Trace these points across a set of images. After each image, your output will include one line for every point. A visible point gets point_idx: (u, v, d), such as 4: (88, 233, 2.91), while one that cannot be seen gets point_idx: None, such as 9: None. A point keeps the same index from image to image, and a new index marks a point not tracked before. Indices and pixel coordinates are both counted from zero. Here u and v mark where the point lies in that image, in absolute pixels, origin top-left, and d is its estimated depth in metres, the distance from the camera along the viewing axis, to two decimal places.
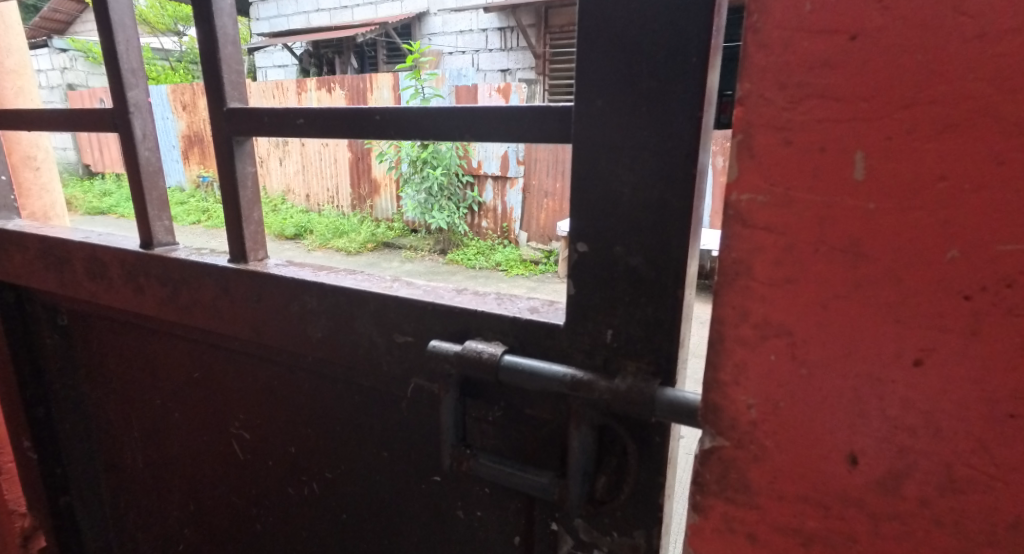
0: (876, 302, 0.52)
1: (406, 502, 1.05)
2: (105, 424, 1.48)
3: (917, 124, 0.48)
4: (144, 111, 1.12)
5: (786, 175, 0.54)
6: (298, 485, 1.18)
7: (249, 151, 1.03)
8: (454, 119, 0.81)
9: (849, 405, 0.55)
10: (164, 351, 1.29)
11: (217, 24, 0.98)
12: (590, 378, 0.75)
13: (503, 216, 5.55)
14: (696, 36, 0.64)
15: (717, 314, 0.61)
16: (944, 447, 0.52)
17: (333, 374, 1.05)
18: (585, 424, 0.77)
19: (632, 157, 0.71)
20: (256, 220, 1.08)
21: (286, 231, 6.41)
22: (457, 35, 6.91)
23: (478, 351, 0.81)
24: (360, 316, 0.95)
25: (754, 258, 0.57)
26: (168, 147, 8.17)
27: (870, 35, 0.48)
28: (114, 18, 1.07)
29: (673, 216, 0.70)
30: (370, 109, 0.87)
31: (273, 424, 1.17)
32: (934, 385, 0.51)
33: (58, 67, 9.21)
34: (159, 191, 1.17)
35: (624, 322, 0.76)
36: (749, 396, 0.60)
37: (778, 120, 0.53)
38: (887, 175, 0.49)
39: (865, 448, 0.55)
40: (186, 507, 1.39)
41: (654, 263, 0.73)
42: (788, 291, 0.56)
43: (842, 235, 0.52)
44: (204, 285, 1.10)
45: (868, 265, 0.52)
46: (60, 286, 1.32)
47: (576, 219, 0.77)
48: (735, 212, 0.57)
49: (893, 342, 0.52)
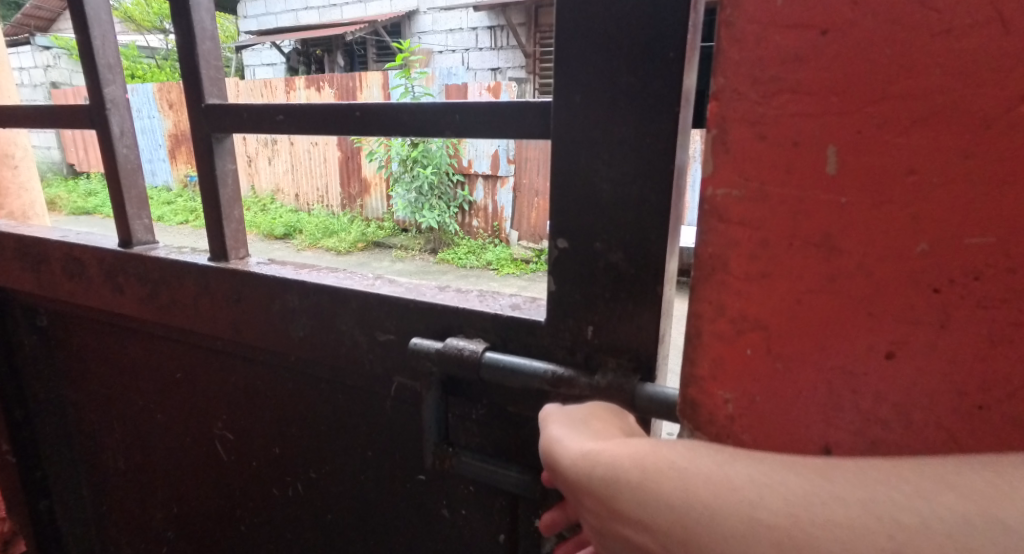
0: (848, 296, 0.52)
1: (391, 501, 1.04)
2: (86, 425, 1.46)
3: (888, 119, 0.48)
4: (121, 107, 1.11)
5: (760, 170, 0.54)
6: (282, 486, 1.17)
7: (229, 148, 1.02)
8: (435, 115, 0.80)
9: (824, 399, 0.55)
10: (145, 351, 1.27)
11: (195, 20, 0.97)
12: (572, 374, 0.75)
13: (493, 215, 5.54)
14: (673, 32, 0.64)
15: (694, 309, 0.61)
16: (916, 440, 0.52)
17: (315, 372, 1.04)
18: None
19: (612, 154, 0.71)
20: (237, 217, 1.07)
21: (275, 231, 6.38)
22: (446, 34, 6.87)
23: (459, 348, 0.81)
24: (342, 314, 0.94)
25: (730, 253, 0.57)
26: (154, 146, 8.09)
27: (841, 29, 0.48)
28: (91, 13, 1.06)
29: (652, 212, 0.70)
30: (351, 105, 0.86)
31: (257, 423, 1.16)
32: (906, 378, 0.52)
33: (43, 65, 9.10)
34: (137, 189, 1.16)
35: (604, 319, 0.76)
36: (726, 390, 0.61)
37: (752, 114, 0.53)
38: (859, 169, 0.50)
39: (840, 441, 0.56)
40: (169, 509, 1.38)
41: (634, 259, 0.73)
42: (763, 286, 0.56)
43: (815, 229, 0.53)
44: (185, 284, 1.09)
45: (841, 258, 0.52)
46: (38, 286, 1.30)
47: (556, 215, 0.77)
48: (711, 207, 0.57)
49: (866, 335, 0.52)
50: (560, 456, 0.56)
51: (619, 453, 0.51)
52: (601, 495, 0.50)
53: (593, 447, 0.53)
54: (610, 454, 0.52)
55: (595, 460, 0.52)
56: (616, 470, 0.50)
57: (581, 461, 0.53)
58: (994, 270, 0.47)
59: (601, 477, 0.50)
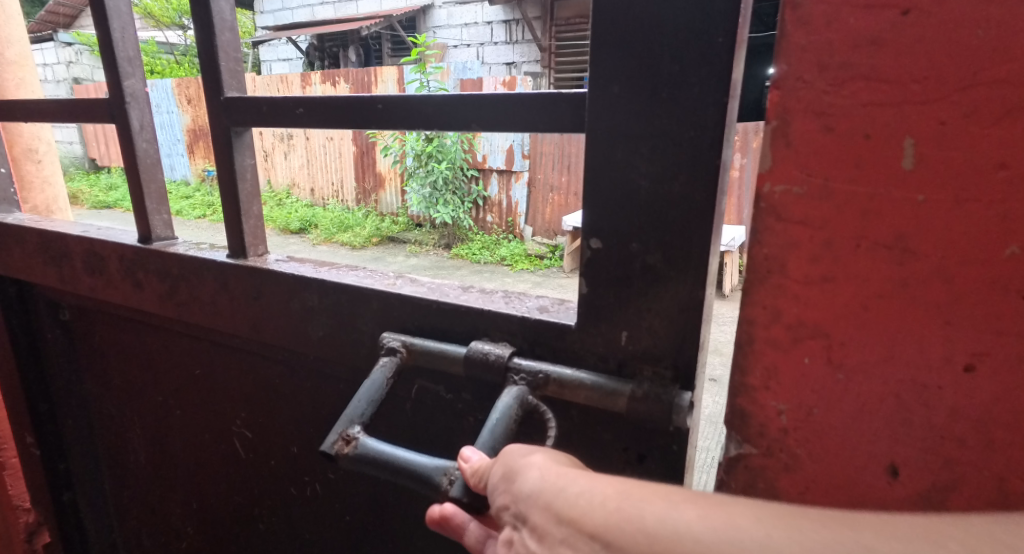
0: (923, 303, 0.48)
1: (413, 505, 1.01)
2: (107, 420, 1.46)
3: (975, 109, 0.44)
4: (141, 101, 1.08)
5: (825, 165, 0.50)
6: (301, 485, 1.15)
7: (248, 142, 0.99)
8: (460, 107, 0.76)
9: (891, 414, 0.51)
10: (165, 348, 1.25)
11: (214, 9, 0.94)
12: (607, 383, 0.71)
13: (508, 210, 5.49)
14: (723, 18, 0.60)
15: (745, 315, 0.57)
16: (995, 461, 0.48)
17: (335, 373, 1.01)
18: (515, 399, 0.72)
19: (651, 149, 0.67)
20: (255, 214, 1.04)
21: (291, 225, 6.39)
22: (462, 27, 6.82)
23: (485, 353, 0.77)
24: (363, 314, 0.91)
25: (787, 255, 0.53)
26: (173, 141, 8.15)
27: (925, 9, 0.44)
28: (110, 4, 1.04)
29: (695, 211, 0.66)
30: (373, 97, 0.82)
31: (276, 422, 1.14)
32: (987, 393, 0.47)
33: (64, 60, 9.20)
34: (157, 183, 1.13)
35: (640, 324, 0.72)
36: (779, 402, 0.57)
37: (818, 104, 0.49)
38: (940, 164, 0.45)
39: (908, 459, 0.52)
40: (188, 506, 1.37)
41: (673, 261, 0.68)
42: (824, 290, 0.52)
43: (887, 231, 0.48)
44: (204, 280, 1.06)
45: (916, 261, 0.48)
46: (59, 281, 1.29)
47: (588, 214, 0.73)
48: (768, 205, 0.53)
49: (942, 346, 0.48)
50: (521, 471, 0.49)
51: (590, 479, 0.43)
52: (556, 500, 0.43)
53: (563, 468, 0.47)
54: (578, 475, 0.45)
55: (562, 478, 0.45)
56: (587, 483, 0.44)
57: (545, 477, 0.46)
58: None
59: (562, 495, 0.43)
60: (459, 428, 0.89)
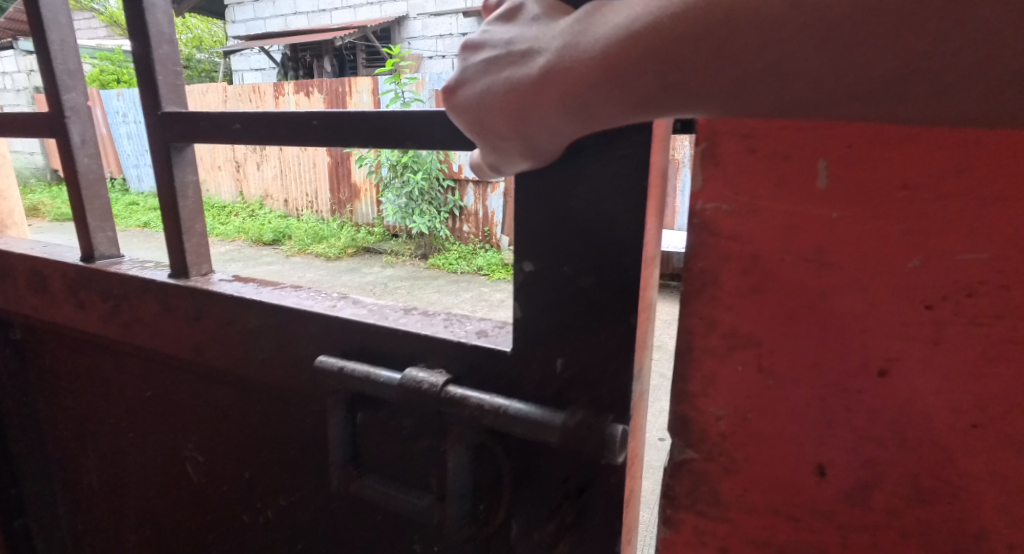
0: (842, 313, 0.52)
1: (366, 532, 0.99)
2: (61, 440, 1.42)
3: (878, 133, 0.48)
4: (82, 115, 1.09)
5: (751, 184, 0.53)
6: (252, 512, 1.14)
7: (189, 158, 1.00)
8: (390, 122, 0.76)
9: (818, 416, 0.55)
10: (114, 369, 1.24)
11: (150, 22, 0.95)
12: (538, 415, 0.67)
13: (484, 220, 5.51)
14: None
15: (684, 325, 0.60)
16: (910, 459, 0.52)
17: (281, 396, 1.02)
18: (458, 443, 0.74)
19: (579, 168, 0.64)
20: (201, 235, 1.05)
21: (264, 237, 6.30)
22: (437, 39, 6.86)
23: (418, 381, 0.74)
24: (302, 336, 0.92)
25: (720, 267, 0.56)
26: (140, 153, 7.99)
27: None
28: (49, 17, 1.04)
29: (627, 232, 0.63)
30: (308, 114, 0.84)
31: (228, 445, 1.13)
32: (900, 395, 0.51)
33: (26, 69, 8.96)
34: (101, 201, 1.14)
35: (575, 351, 0.69)
36: (718, 408, 0.60)
37: (742, 127, 0.53)
38: (850, 183, 0.49)
39: (834, 459, 0.55)
40: (145, 528, 1.34)
41: (606, 284, 0.65)
42: (753, 301, 0.55)
43: (807, 245, 0.52)
44: (144, 301, 1.06)
45: (834, 274, 0.51)
46: (10, 300, 1.27)
47: (520, 236, 0.70)
48: (701, 220, 0.56)
49: (859, 352, 0.52)
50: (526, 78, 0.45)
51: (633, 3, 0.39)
52: (576, 85, 0.43)
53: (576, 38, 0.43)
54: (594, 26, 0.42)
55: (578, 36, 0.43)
56: (588, 52, 0.41)
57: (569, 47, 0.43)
58: (986, 286, 0.46)
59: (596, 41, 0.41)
60: (409, 454, 0.88)
